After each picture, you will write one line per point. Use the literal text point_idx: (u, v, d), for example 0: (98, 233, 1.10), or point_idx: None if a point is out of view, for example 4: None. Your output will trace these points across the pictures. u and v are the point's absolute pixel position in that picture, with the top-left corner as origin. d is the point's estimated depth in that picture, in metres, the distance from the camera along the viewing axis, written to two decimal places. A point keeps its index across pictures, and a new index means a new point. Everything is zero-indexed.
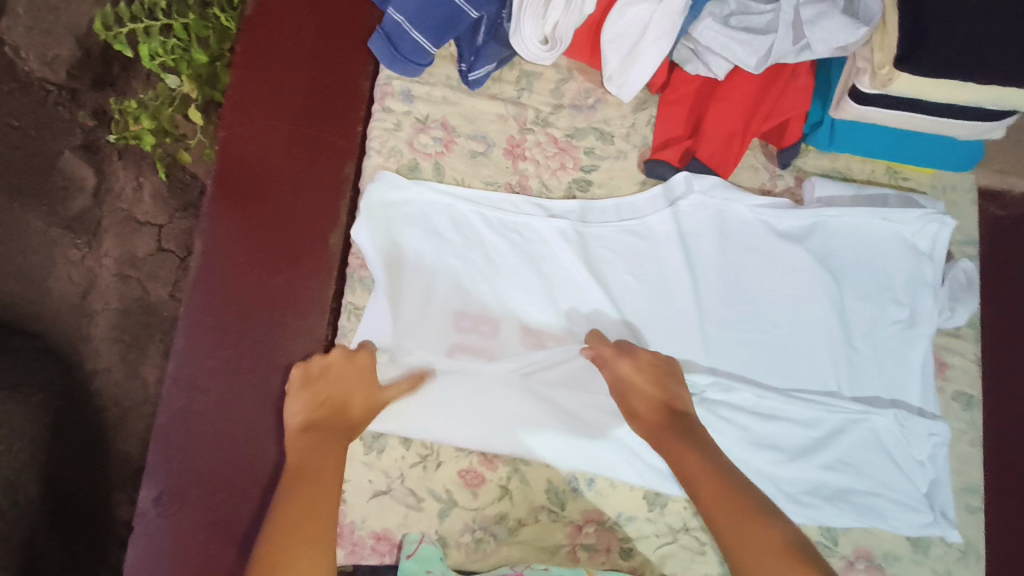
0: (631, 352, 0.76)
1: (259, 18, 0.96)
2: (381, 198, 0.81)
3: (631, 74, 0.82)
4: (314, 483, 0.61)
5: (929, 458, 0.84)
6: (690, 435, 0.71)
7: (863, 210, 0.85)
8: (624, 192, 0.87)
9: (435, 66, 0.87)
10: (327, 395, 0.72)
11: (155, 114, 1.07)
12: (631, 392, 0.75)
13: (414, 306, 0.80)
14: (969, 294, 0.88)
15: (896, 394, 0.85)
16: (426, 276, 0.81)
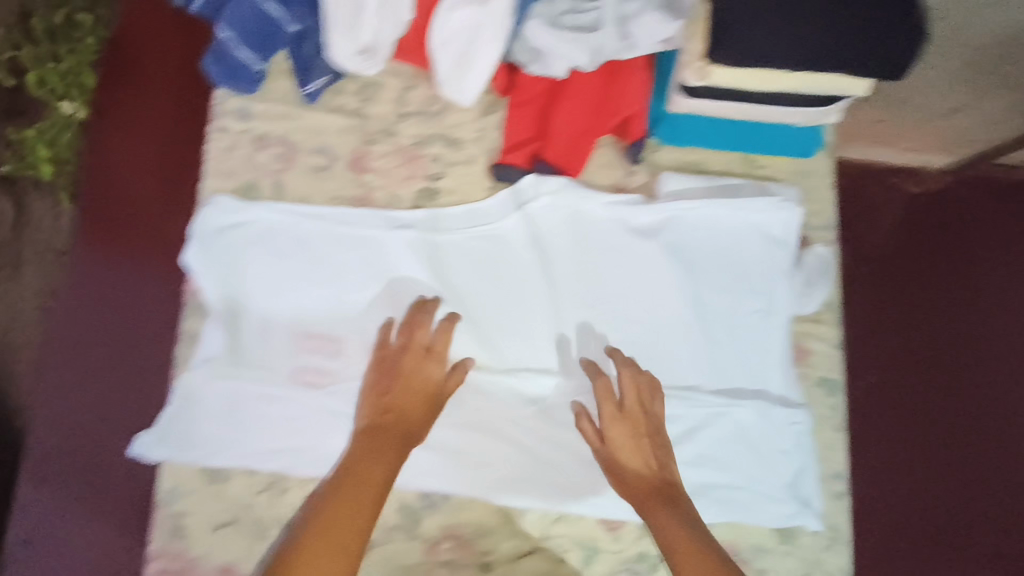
0: (629, 415, 0.78)
1: (127, 31, 0.91)
2: (216, 223, 0.79)
3: (467, 79, 0.81)
4: (344, 512, 0.67)
5: (793, 447, 0.83)
6: (672, 503, 0.75)
7: (713, 202, 0.85)
8: (473, 198, 0.85)
9: (273, 81, 0.85)
10: (387, 398, 0.76)
11: (53, 141, 1.01)
12: (620, 450, 0.78)
13: (252, 331, 0.78)
14: (823, 279, 0.88)
15: (759, 385, 0.85)
16: (266, 297, 0.79)
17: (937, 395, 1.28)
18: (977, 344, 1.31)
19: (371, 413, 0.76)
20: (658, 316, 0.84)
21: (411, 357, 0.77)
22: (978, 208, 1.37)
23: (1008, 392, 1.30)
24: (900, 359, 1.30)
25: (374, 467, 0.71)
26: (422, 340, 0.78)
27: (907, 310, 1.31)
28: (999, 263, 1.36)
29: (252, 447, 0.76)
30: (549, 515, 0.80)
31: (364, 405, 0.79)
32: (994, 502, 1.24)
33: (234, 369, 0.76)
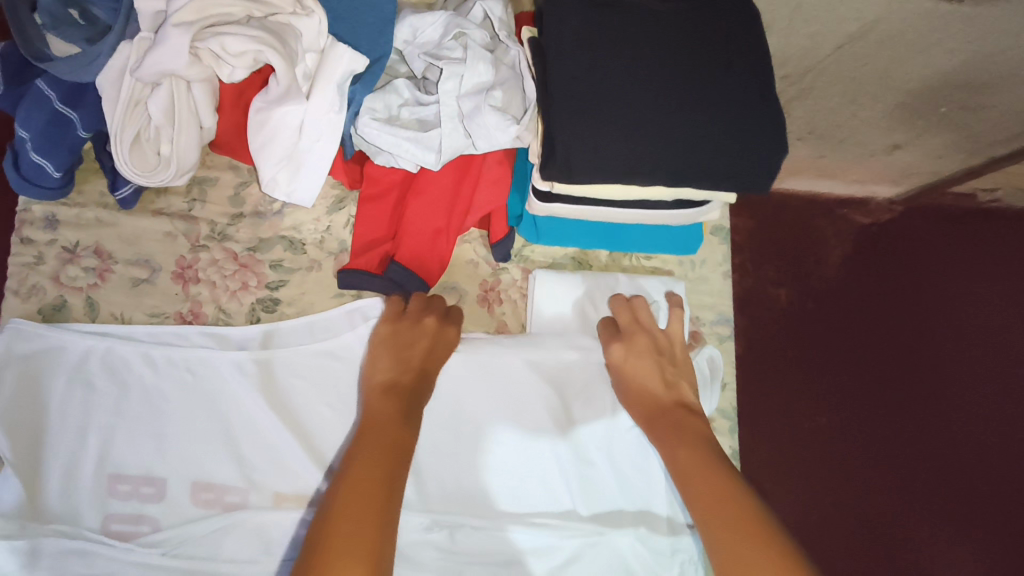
0: (626, 337, 0.75)
1: None
2: (11, 350, 0.69)
3: (298, 180, 0.72)
4: (381, 461, 0.55)
5: None
6: (684, 426, 0.67)
7: (580, 305, 0.79)
8: (318, 308, 0.77)
9: (86, 182, 0.75)
10: (410, 350, 0.70)
11: None
12: (631, 362, 0.73)
13: (56, 475, 0.69)
14: (712, 386, 0.79)
15: (641, 505, 0.76)
16: (74, 435, 0.70)
17: (864, 429, 1.26)
18: (904, 378, 1.30)
19: (390, 372, 0.67)
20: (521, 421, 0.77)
21: (429, 320, 0.73)
22: (911, 241, 1.34)
23: (931, 424, 1.29)
24: (835, 391, 1.26)
25: (409, 431, 0.60)
26: (440, 306, 0.74)
27: (840, 342, 1.28)
28: (934, 293, 1.35)
29: None
30: None
31: (181, 556, 0.69)
32: (912, 531, 1.23)
33: (30, 523, 0.66)
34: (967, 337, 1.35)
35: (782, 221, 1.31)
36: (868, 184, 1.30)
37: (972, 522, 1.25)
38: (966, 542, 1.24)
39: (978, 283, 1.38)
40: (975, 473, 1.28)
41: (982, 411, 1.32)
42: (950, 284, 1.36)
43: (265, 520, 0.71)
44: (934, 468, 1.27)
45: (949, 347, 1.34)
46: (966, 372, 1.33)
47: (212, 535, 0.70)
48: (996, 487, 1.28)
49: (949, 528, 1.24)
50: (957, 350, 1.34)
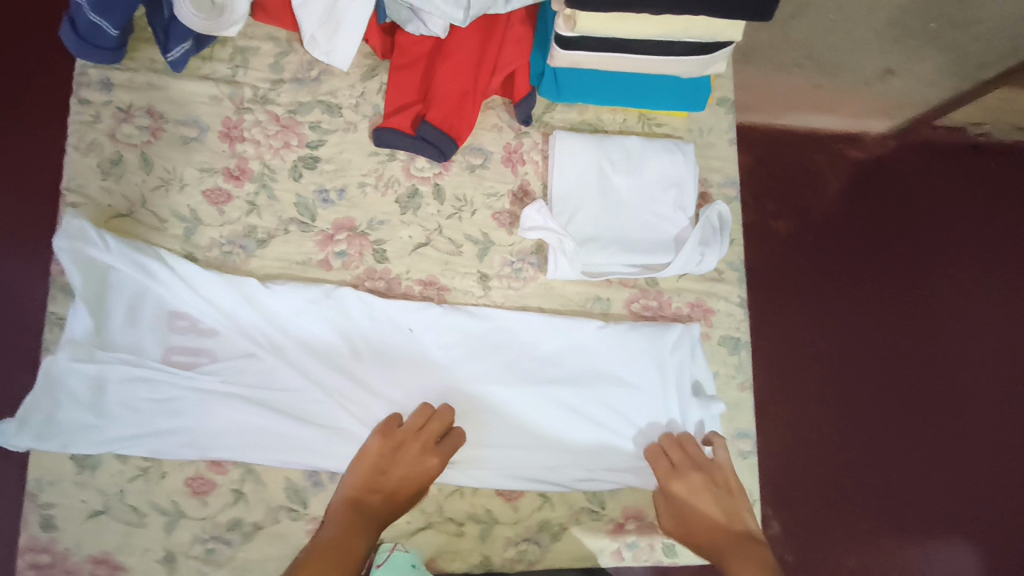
0: (681, 473, 0.76)
1: None
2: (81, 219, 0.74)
3: (337, 40, 0.78)
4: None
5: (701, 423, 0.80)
6: (739, 556, 0.71)
7: (595, 170, 0.83)
8: (355, 166, 0.82)
9: (136, 50, 0.81)
10: (389, 479, 0.73)
11: None
12: (680, 496, 0.76)
13: (121, 309, 0.74)
14: (719, 238, 0.83)
15: (663, 357, 0.81)
16: (133, 284, 0.75)
17: (873, 370, 1.16)
18: (912, 316, 1.20)
19: (359, 489, 0.72)
20: (546, 287, 0.83)
21: (417, 442, 0.73)
22: (911, 174, 1.23)
23: (928, 369, 1.18)
24: (839, 330, 1.16)
25: (355, 544, 0.68)
26: (433, 432, 0.74)
27: (851, 278, 1.18)
28: (919, 231, 1.22)
29: (117, 432, 0.72)
30: (443, 489, 0.78)
31: (237, 384, 0.74)
32: (932, 472, 1.14)
33: (97, 351, 0.72)
34: (963, 277, 1.23)
35: (780, 155, 1.18)
36: (862, 117, 1.22)
37: (980, 468, 1.15)
38: (976, 495, 1.14)
39: (987, 217, 1.25)
40: (978, 418, 1.18)
41: (985, 355, 1.21)
42: (939, 224, 1.23)
43: (307, 360, 0.76)
44: (954, 403, 1.18)
45: (936, 290, 1.22)
46: (955, 313, 1.21)
47: (265, 369, 0.75)
48: (1004, 436, 1.17)
49: (971, 474, 1.15)
50: (943, 292, 1.22)
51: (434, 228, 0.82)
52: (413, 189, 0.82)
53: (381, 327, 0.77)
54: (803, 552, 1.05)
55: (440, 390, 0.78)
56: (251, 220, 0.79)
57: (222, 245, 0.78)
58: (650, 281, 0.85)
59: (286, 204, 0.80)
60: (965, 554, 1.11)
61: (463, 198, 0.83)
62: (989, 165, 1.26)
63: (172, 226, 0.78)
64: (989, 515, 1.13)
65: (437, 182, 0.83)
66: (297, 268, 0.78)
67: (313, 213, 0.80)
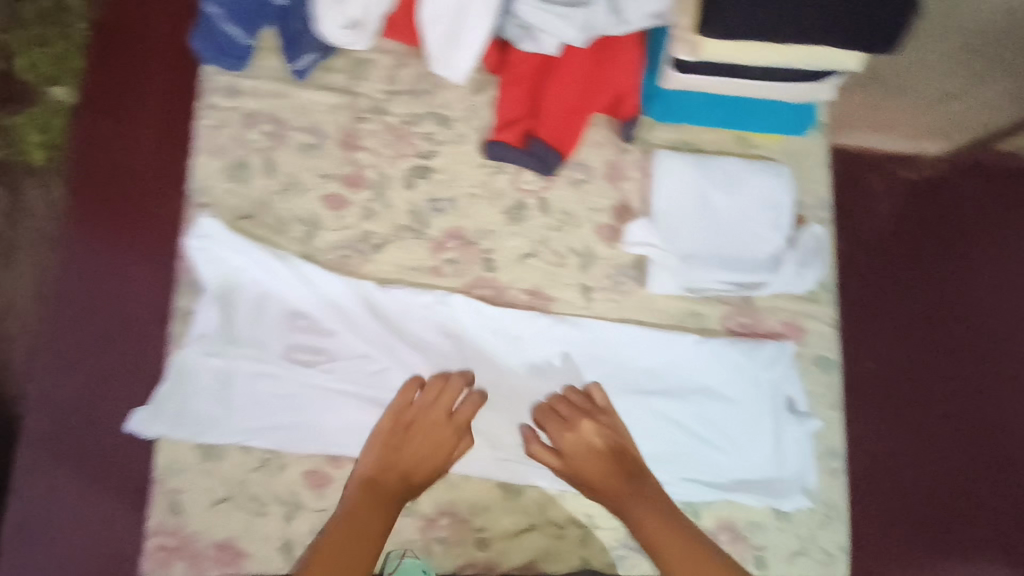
0: (572, 424, 0.78)
1: (110, 31, 0.99)
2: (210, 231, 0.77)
3: (456, 56, 0.80)
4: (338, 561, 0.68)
5: (797, 441, 0.83)
6: (647, 500, 0.74)
7: (698, 188, 0.85)
8: (466, 177, 0.84)
9: (260, 58, 0.83)
10: (404, 455, 0.75)
11: (15, 129, 0.96)
12: (558, 439, 0.78)
13: (247, 307, 0.77)
14: (818, 258, 0.86)
15: (758, 376, 0.84)
16: (259, 287, 0.78)
17: (953, 390, 1.16)
18: (994, 335, 1.19)
19: (374, 468, 0.75)
20: (645, 302, 0.85)
21: (431, 417, 0.77)
22: (992, 199, 1.24)
23: (1011, 389, 1.17)
24: (920, 348, 1.16)
25: (369, 527, 0.71)
26: (445, 407, 0.77)
27: (930, 297, 1.19)
28: (997, 252, 1.23)
29: (245, 424, 0.76)
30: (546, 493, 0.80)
31: (354, 384, 0.78)
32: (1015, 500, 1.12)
33: (226, 347, 0.76)
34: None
35: (859, 174, 1.21)
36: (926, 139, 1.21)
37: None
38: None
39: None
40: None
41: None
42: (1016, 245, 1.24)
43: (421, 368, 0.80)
44: None
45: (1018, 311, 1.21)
46: None
47: (379, 373, 0.79)
48: None
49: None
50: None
51: (539, 240, 0.84)
52: (519, 202, 0.85)
53: (489, 337, 0.81)
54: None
55: (545, 396, 0.81)
56: (366, 226, 0.82)
57: (340, 250, 0.81)
58: (744, 298, 0.87)
59: (400, 212, 0.82)
60: None
61: (567, 213, 0.85)
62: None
63: (292, 229, 0.80)
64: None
65: (542, 196, 0.85)
66: (411, 275, 0.82)
67: (425, 222, 0.83)
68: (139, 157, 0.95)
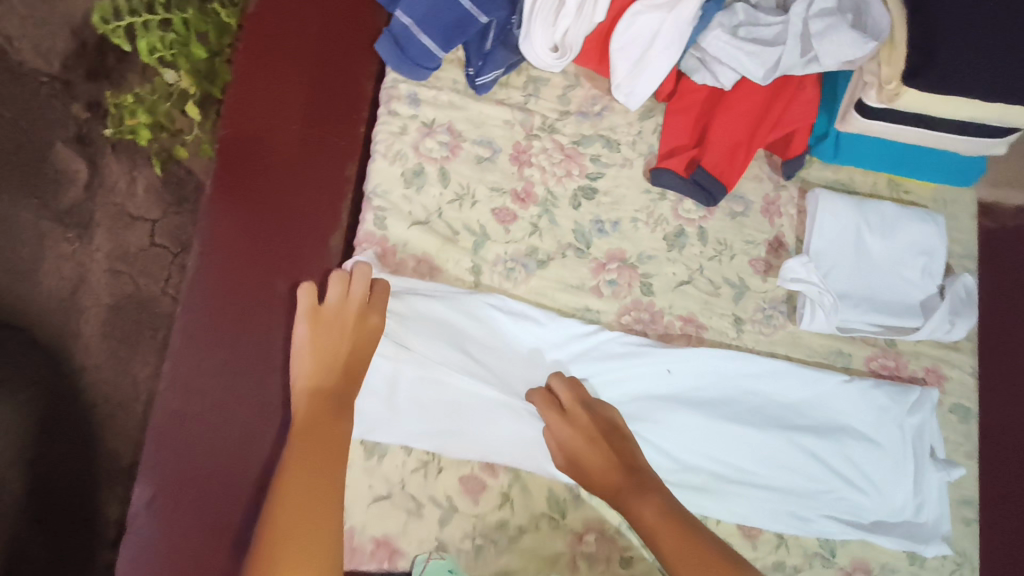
0: (571, 416, 0.75)
1: (265, 21, 1.01)
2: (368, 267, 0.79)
3: (639, 82, 0.82)
4: (314, 460, 0.58)
5: (938, 495, 0.84)
6: (650, 492, 0.69)
7: (853, 230, 0.87)
8: (629, 201, 0.86)
9: (442, 70, 0.86)
10: (338, 353, 0.70)
11: (151, 108, 1.07)
12: (563, 437, 0.75)
13: (408, 319, 0.78)
14: (968, 308, 0.87)
15: (903, 420, 0.85)
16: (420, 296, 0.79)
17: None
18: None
19: (316, 373, 0.68)
20: (795, 337, 0.87)
21: (351, 307, 0.73)
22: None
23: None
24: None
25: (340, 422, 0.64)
26: (359, 292, 0.74)
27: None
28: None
29: (409, 427, 0.77)
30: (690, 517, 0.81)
31: (514, 396, 0.79)
32: None
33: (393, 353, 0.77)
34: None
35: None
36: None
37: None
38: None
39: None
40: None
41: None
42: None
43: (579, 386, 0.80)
44: None
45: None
46: None
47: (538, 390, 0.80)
48: None
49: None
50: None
51: (696, 267, 0.86)
52: (680, 229, 0.87)
53: (649, 361, 0.81)
54: None
55: (700, 424, 0.82)
56: (533, 241, 0.84)
57: (506, 261, 0.83)
58: (889, 341, 0.88)
59: (566, 230, 0.85)
60: None
61: (723, 242, 0.87)
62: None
63: (463, 238, 0.83)
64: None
65: (701, 225, 0.87)
66: (572, 291, 0.83)
67: (589, 241, 0.85)
68: (291, 146, 0.95)
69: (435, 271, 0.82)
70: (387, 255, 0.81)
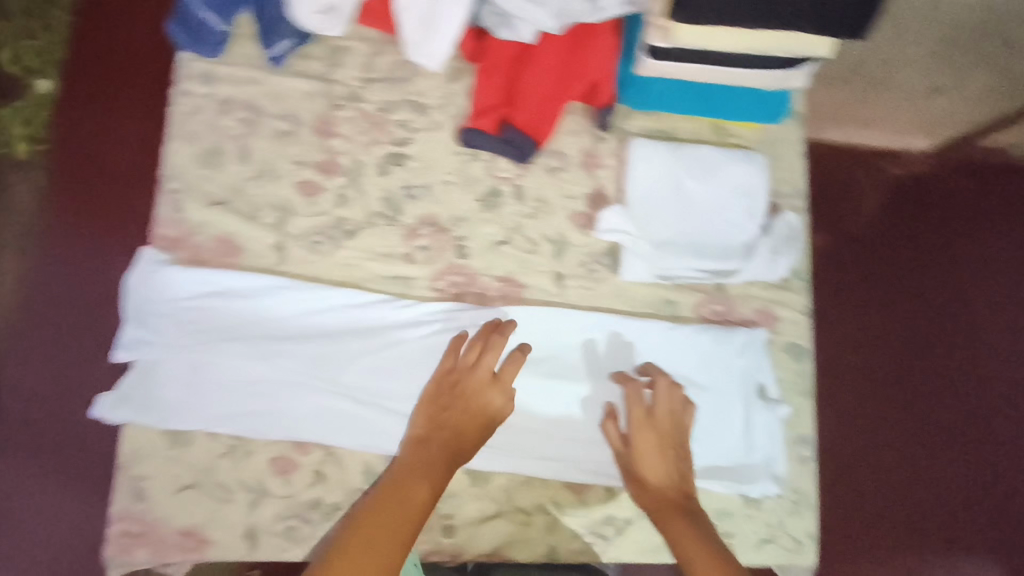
0: (652, 420, 0.78)
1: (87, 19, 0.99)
2: (153, 267, 0.76)
3: (433, 43, 0.80)
4: (374, 525, 0.66)
5: (767, 433, 0.85)
6: (687, 513, 0.74)
7: (670, 176, 0.86)
8: (440, 164, 0.85)
9: (236, 44, 0.83)
10: (449, 415, 0.75)
11: (30, 118, 0.95)
12: (648, 466, 0.77)
13: (200, 305, 0.76)
14: (790, 247, 0.87)
15: (727, 363, 0.85)
16: (213, 281, 0.77)
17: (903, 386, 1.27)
18: (938, 326, 1.31)
19: (423, 429, 0.75)
20: (620, 290, 0.85)
21: (504, 381, 0.77)
22: (948, 195, 1.37)
23: (959, 382, 1.30)
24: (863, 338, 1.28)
25: (418, 484, 0.70)
26: (490, 364, 0.77)
27: (869, 289, 1.30)
28: (949, 257, 1.34)
29: (211, 412, 0.75)
30: (513, 479, 0.80)
31: (322, 371, 0.77)
32: (961, 481, 1.24)
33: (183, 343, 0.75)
34: (989, 289, 1.35)
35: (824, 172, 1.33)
36: (903, 136, 1.36)
37: (1004, 480, 1.25)
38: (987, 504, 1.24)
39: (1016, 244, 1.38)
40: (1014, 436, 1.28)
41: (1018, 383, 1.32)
42: (962, 243, 1.35)
43: (391, 354, 0.79)
44: (968, 411, 1.28)
45: (957, 305, 1.33)
46: (982, 326, 1.33)
47: (348, 364, 0.78)
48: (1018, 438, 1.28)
49: (984, 476, 1.25)
50: (974, 308, 1.33)
51: (513, 226, 0.84)
52: (494, 189, 0.85)
53: (463, 321, 0.80)
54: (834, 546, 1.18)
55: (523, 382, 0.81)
56: (340, 212, 0.82)
57: (312, 236, 0.81)
58: (718, 286, 0.87)
59: (373, 199, 0.83)
60: (970, 554, 1.21)
61: (541, 200, 0.86)
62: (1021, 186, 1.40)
63: (265, 214, 0.81)
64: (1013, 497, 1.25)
65: (517, 183, 0.86)
66: (381, 260, 0.82)
67: (399, 208, 0.83)
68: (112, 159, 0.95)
69: (238, 252, 0.79)
70: (184, 239, 0.78)
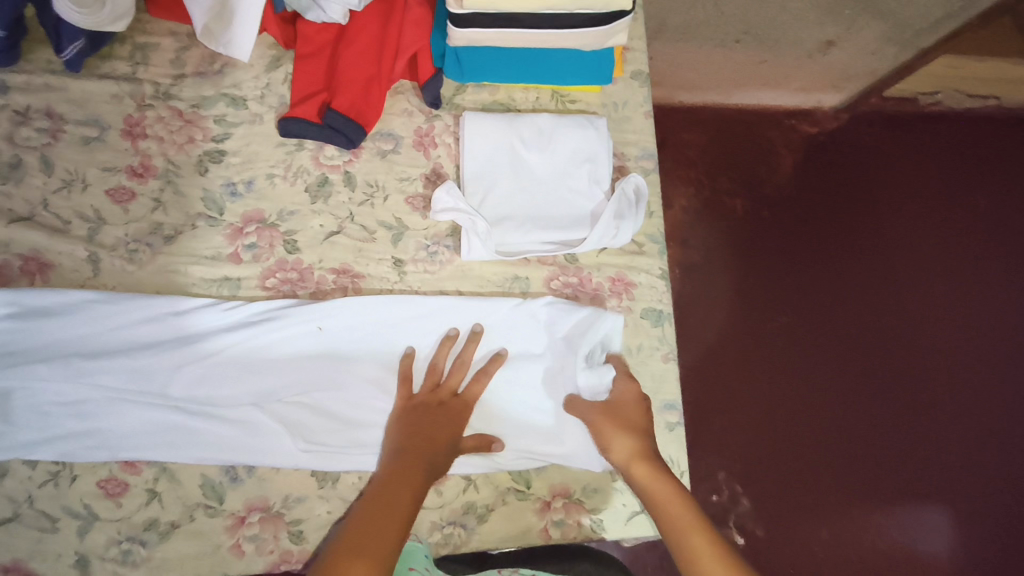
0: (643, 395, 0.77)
1: None
2: None
3: (233, 33, 0.77)
4: (374, 527, 0.60)
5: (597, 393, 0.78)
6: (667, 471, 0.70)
7: (505, 147, 0.83)
8: (262, 157, 0.81)
9: (32, 52, 0.80)
10: (425, 424, 0.72)
11: None
12: (615, 442, 0.73)
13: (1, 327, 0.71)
14: (635, 211, 0.84)
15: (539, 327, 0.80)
16: (14, 302, 0.72)
17: (831, 346, 1.20)
18: (861, 282, 1.25)
19: (405, 439, 0.71)
20: (463, 270, 0.82)
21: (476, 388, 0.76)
22: (858, 144, 1.32)
23: (888, 336, 1.23)
24: (783, 298, 1.21)
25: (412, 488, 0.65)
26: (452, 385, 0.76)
27: (785, 249, 1.24)
28: (867, 210, 1.29)
29: (24, 439, 0.70)
30: (364, 478, 0.76)
31: (144, 384, 0.72)
32: (912, 435, 1.18)
33: None
34: (913, 241, 1.30)
35: (732, 131, 1.27)
36: (813, 92, 1.32)
37: (940, 433, 1.20)
38: (926, 463, 1.17)
39: (936, 193, 1.33)
40: (947, 391, 1.22)
41: (948, 334, 1.26)
42: (877, 192, 1.30)
43: (222, 358, 0.74)
44: (904, 362, 1.23)
45: (876, 256, 1.27)
46: (910, 277, 1.27)
47: (173, 373, 0.73)
48: (958, 385, 1.23)
49: (921, 435, 1.19)
50: (897, 261, 1.28)
51: (345, 215, 0.81)
52: (323, 177, 0.82)
53: (296, 317, 0.76)
54: (781, 523, 1.08)
55: (367, 373, 0.76)
56: (157, 217, 0.78)
57: (128, 244, 0.77)
58: (569, 257, 0.85)
59: (193, 200, 0.79)
60: (922, 509, 1.14)
61: (374, 184, 0.83)
62: (936, 134, 1.36)
63: (75, 226, 0.77)
64: (952, 453, 1.19)
65: (347, 169, 0.82)
66: (205, 263, 0.78)
67: (221, 207, 0.79)
68: None
69: (46, 267, 0.75)
70: None
